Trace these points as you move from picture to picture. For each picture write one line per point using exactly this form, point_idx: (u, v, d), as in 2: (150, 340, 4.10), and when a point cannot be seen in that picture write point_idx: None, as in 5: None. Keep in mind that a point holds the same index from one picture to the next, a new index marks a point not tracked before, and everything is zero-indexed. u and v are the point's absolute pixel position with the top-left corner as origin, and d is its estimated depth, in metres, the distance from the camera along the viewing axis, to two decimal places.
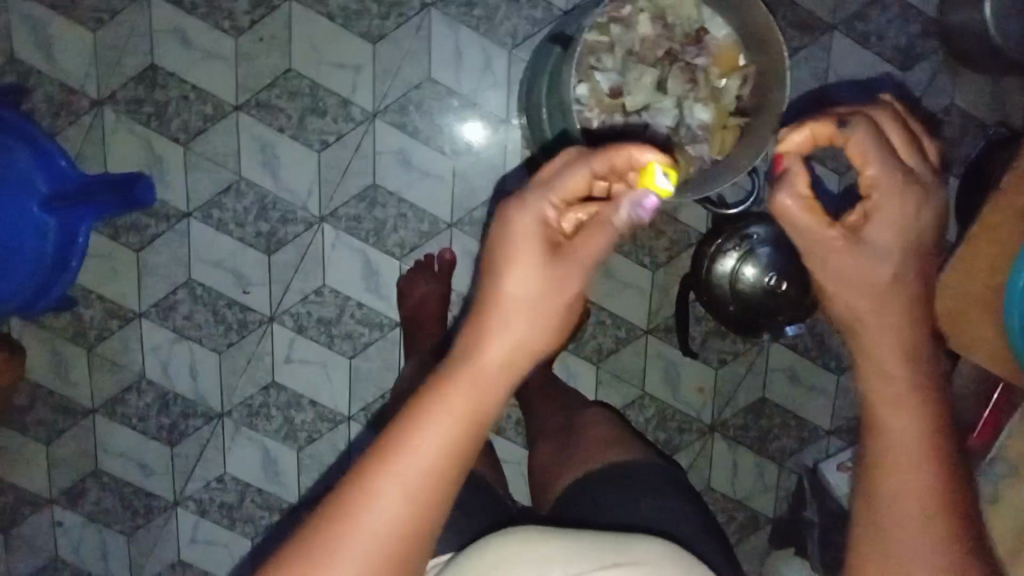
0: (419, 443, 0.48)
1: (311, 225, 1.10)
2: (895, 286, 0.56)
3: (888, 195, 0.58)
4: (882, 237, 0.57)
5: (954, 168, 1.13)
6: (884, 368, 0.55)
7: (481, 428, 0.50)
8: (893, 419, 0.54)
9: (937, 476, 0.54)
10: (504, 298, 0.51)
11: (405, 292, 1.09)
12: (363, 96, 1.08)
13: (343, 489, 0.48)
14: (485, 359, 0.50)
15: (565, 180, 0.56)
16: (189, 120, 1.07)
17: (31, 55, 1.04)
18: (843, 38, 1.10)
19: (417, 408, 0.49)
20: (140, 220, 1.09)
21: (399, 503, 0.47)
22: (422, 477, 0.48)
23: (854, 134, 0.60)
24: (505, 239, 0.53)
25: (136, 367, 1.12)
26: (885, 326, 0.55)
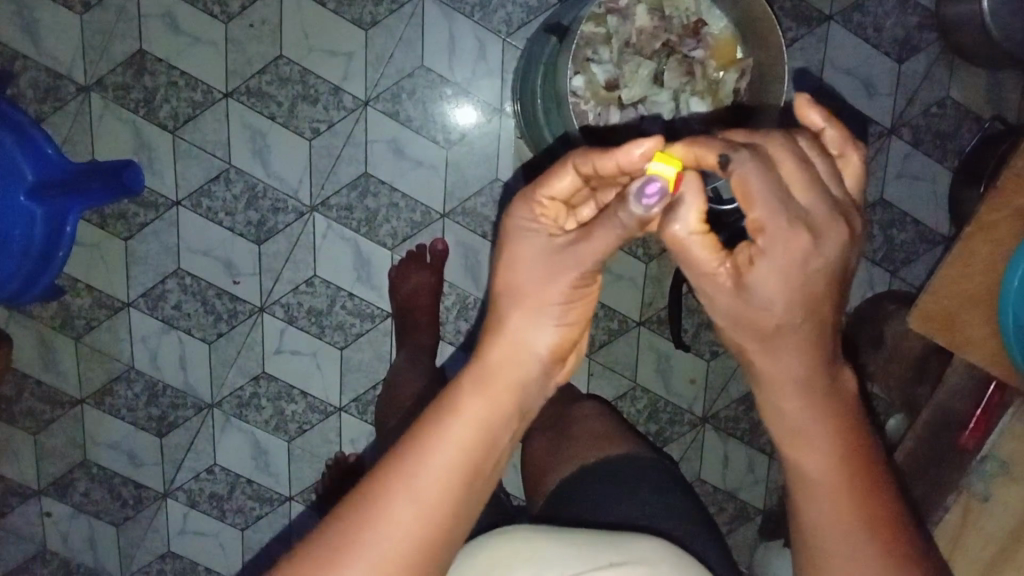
0: (443, 448, 0.46)
1: (302, 214, 1.09)
2: (795, 331, 0.47)
3: (779, 239, 0.45)
4: (766, 285, 0.46)
5: (949, 162, 1.13)
6: (783, 400, 0.50)
7: (499, 439, 0.49)
8: (803, 452, 0.51)
9: (859, 504, 0.51)
10: (530, 304, 0.50)
11: (397, 283, 1.08)
12: (355, 84, 1.07)
13: (360, 501, 0.45)
14: (506, 377, 0.49)
15: (550, 186, 0.52)
16: (178, 107, 1.05)
17: (16, 39, 1.02)
18: (840, 30, 1.09)
19: (432, 428, 0.47)
20: (129, 208, 1.07)
21: (422, 511, 0.45)
22: (439, 495, 0.45)
23: (738, 169, 0.46)
24: (517, 253, 0.51)
25: (125, 357, 1.11)
26: (782, 374, 0.49)
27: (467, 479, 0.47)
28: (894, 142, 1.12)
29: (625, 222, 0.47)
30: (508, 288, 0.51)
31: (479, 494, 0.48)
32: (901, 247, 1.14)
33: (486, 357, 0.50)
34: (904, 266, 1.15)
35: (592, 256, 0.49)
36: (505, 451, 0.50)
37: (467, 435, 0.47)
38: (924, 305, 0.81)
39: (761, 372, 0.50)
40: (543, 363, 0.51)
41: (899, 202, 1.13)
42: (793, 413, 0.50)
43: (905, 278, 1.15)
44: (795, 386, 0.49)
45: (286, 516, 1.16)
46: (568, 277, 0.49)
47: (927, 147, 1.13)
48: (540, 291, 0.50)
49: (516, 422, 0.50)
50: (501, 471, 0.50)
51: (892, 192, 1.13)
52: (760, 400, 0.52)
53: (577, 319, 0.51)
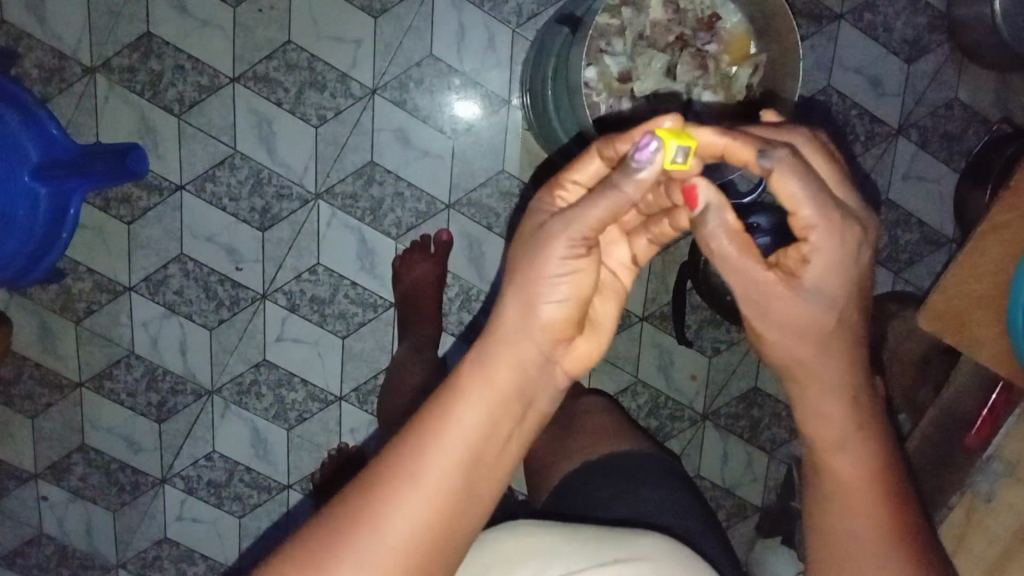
0: (447, 432, 0.46)
1: (306, 202, 1.08)
2: (846, 330, 0.51)
3: (832, 234, 0.48)
4: (824, 280, 0.49)
5: (955, 164, 1.13)
6: (823, 405, 0.53)
7: (506, 424, 0.48)
8: (840, 456, 0.54)
9: (890, 509, 0.54)
10: (531, 283, 0.50)
11: (400, 273, 1.07)
12: (363, 72, 1.06)
13: (364, 488, 0.46)
14: (510, 359, 0.49)
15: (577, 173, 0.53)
16: (184, 91, 1.04)
17: (21, 18, 1.01)
18: (850, 28, 1.09)
19: (434, 414, 0.47)
20: (132, 192, 1.06)
21: (427, 495, 0.45)
22: (445, 480, 0.46)
23: (777, 165, 0.48)
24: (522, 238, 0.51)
25: (125, 341, 1.10)
26: (828, 375, 0.52)
27: (471, 464, 0.47)
28: (901, 142, 1.12)
29: (624, 188, 0.48)
30: (508, 276, 0.51)
31: (488, 480, 0.48)
32: (905, 248, 1.14)
33: (487, 340, 0.50)
34: (907, 267, 1.15)
35: (580, 222, 0.48)
36: (513, 439, 0.49)
37: (471, 419, 0.47)
38: (934, 303, 0.82)
39: (808, 377, 0.52)
40: (544, 344, 0.50)
41: (905, 203, 1.13)
42: (835, 416, 0.53)
43: (908, 279, 1.15)
44: (841, 389, 0.52)
45: (284, 505, 1.16)
46: (559, 248, 0.49)
47: (935, 149, 1.13)
48: (533, 267, 0.49)
49: (522, 406, 0.49)
50: (512, 461, 0.50)
51: (897, 193, 1.13)
52: (800, 406, 0.54)
53: (578, 293, 0.50)
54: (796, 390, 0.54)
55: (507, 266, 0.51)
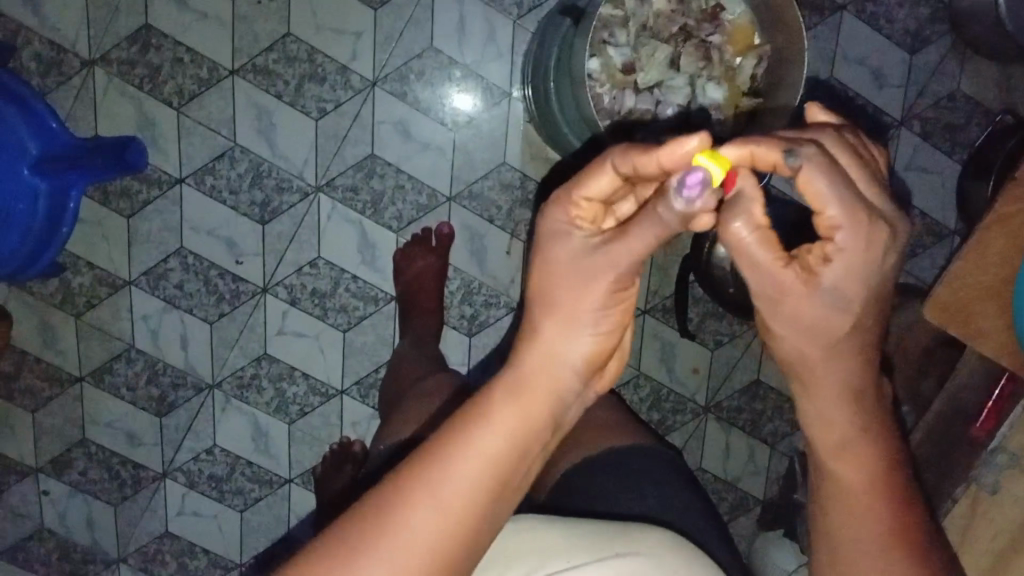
0: (469, 453, 0.46)
1: (307, 194, 1.08)
2: (861, 331, 0.51)
3: (857, 233, 0.48)
4: (840, 280, 0.48)
5: (958, 155, 1.13)
6: (831, 410, 0.54)
7: (531, 447, 0.48)
8: (847, 462, 0.55)
9: (897, 518, 0.54)
10: (568, 309, 0.49)
11: (402, 264, 1.07)
12: (363, 64, 1.05)
13: (384, 500, 0.45)
14: (543, 383, 0.48)
15: (589, 187, 0.49)
16: (183, 84, 1.04)
17: (20, 10, 1.00)
18: (853, 19, 1.09)
19: (460, 431, 0.46)
20: (132, 185, 1.06)
21: (444, 516, 0.45)
22: (466, 501, 0.45)
23: (805, 165, 0.47)
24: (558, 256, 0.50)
25: (125, 336, 1.10)
26: (835, 374, 0.52)
27: (493, 487, 0.46)
28: (903, 134, 1.12)
29: (668, 221, 0.46)
30: (541, 294, 0.50)
31: (507, 500, 0.48)
32: (908, 240, 1.14)
33: (522, 364, 0.49)
34: (910, 259, 1.14)
35: (626, 257, 0.47)
36: (537, 461, 0.49)
37: (497, 442, 0.46)
38: (939, 294, 0.81)
39: (815, 379, 0.53)
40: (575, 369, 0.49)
41: (908, 194, 1.13)
42: (837, 417, 0.54)
43: (911, 270, 1.15)
44: (846, 391, 0.53)
45: (285, 499, 1.15)
46: (604, 283, 0.48)
47: (937, 140, 1.12)
48: (574, 298, 0.49)
49: (549, 432, 0.49)
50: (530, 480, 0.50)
51: (900, 184, 1.12)
52: (807, 409, 0.55)
53: (615, 325, 0.50)
54: (802, 388, 0.54)
55: (541, 284, 0.50)
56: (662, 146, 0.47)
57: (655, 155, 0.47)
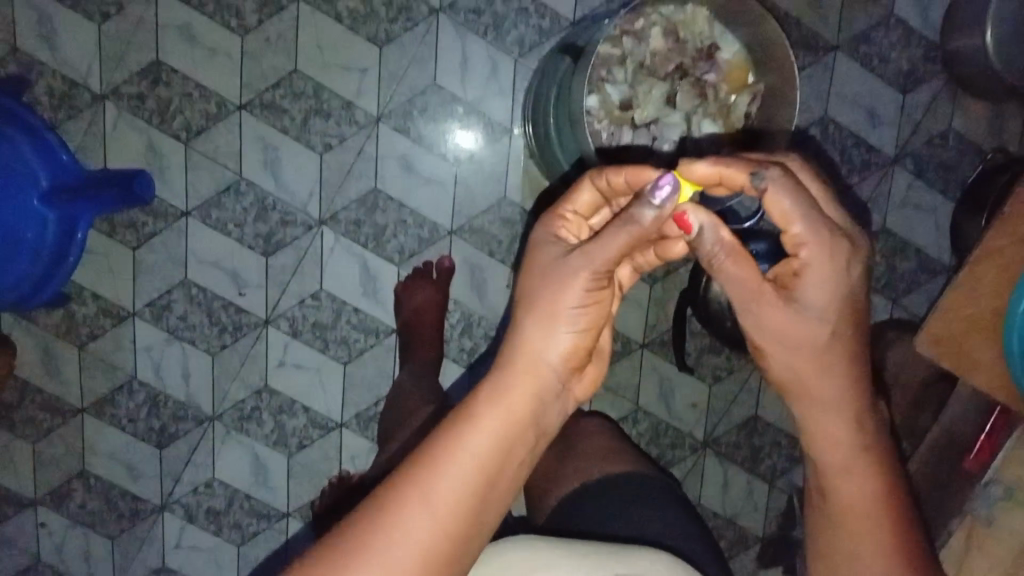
0: (461, 452, 0.49)
1: (311, 227, 1.09)
2: (844, 345, 0.54)
3: (822, 250, 0.52)
4: (817, 295, 0.53)
5: (951, 193, 1.15)
6: (824, 425, 0.57)
7: (518, 445, 0.52)
8: (846, 476, 0.57)
9: (892, 529, 0.58)
10: (548, 312, 0.54)
11: (403, 295, 1.08)
12: (368, 100, 1.08)
13: (381, 502, 0.48)
14: (526, 382, 0.53)
15: (571, 201, 0.61)
16: (191, 118, 1.06)
17: (34, 46, 1.03)
18: (846, 59, 1.11)
19: (452, 432, 0.50)
20: (138, 217, 1.07)
21: (437, 513, 0.48)
22: (458, 497, 0.49)
23: (770, 186, 0.52)
24: (541, 267, 0.55)
25: (128, 367, 1.10)
26: (823, 387, 0.55)
27: (485, 485, 0.50)
28: (897, 172, 1.14)
29: (641, 220, 0.53)
30: (526, 301, 0.54)
31: (499, 498, 0.51)
32: (903, 276, 1.15)
33: (507, 364, 0.54)
34: (905, 294, 1.16)
35: (599, 254, 0.53)
36: (525, 459, 0.53)
37: (486, 440, 0.50)
38: (931, 328, 0.83)
39: (808, 395, 0.56)
40: (556, 368, 0.54)
41: (902, 231, 1.15)
42: (833, 432, 0.56)
43: (906, 306, 1.16)
44: (838, 406, 0.56)
45: (283, 533, 1.15)
46: (581, 281, 0.53)
47: (930, 178, 1.14)
48: (554, 299, 0.53)
49: (535, 430, 0.53)
50: (522, 481, 0.53)
51: (894, 221, 1.14)
52: (803, 426, 0.58)
53: (592, 324, 0.54)
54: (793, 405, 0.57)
55: (525, 293, 0.55)
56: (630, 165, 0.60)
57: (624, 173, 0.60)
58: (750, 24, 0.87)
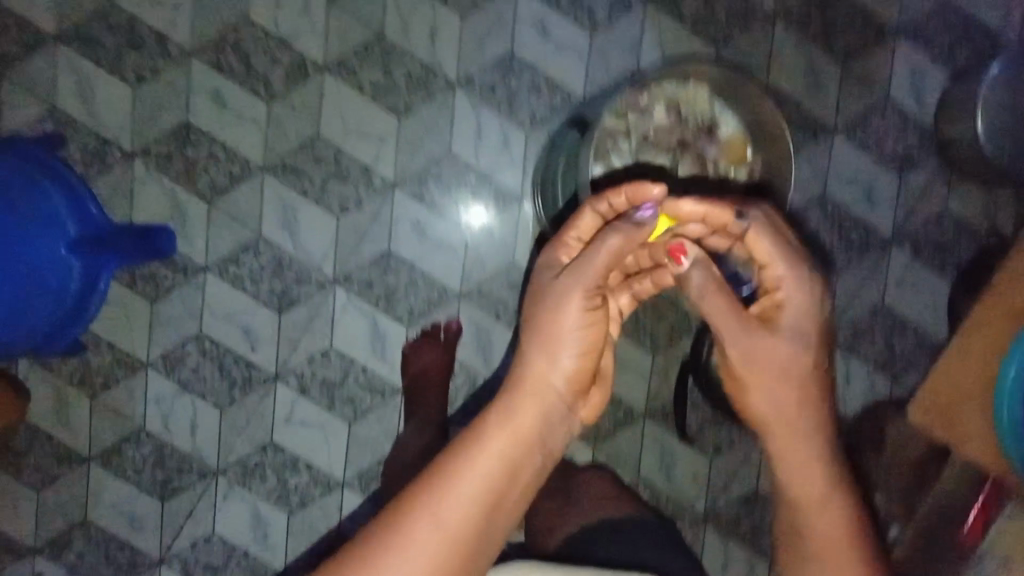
0: (475, 461, 0.64)
1: (324, 286, 1.13)
2: (814, 379, 0.72)
3: (796, 286, 0.71)
4: (796, 322, 0.71)
5: (948, 273, 1.17)
6: (801, 455, 0.73)
7: (522, 456, 0.66)
8: (824, 507, 0.74)
9: (860, 551, 0.73)
10: (550, 342, 0.68)
11: (410, 355, 1.12)
12: (385, 167, 1.13)
13: (408, 500, 0.62)
14: (530, 406, 0.67)
15: (575, 226, 0.72)
16: (215, 178, 1.11)
17: (72, 107, 1.09)
18: (843, 143, 1.16)
19: (469, 446, 0.65)
20: (158, 270, 1.11)
21: (454, 506, 0.62)
22: (472, 495, 0.63)
23: (753, 226, 0.72)
24: (546, 296, 0.69)
25: (137, 417, 1.12)
26: (789, 397, 0.72)
27: (495, 486, 0.64)
28: (894, 252, 1.17)
29: (629, 228, 0.67)
30: (534, 331, 0.68)
31: (509, 497, 0.65)
32: (901, 354, 1.17)
33: (516, 389, 0.68)
34: (904, 372, 1.17)
35: (590, 270, 0.67)
36: (530, 468, 0.67)
37: (494, 452, 0.65)
38: (924, 397, 0.85)
39: (789, 428, 0.73)
40: (557, 391, 0.68)
41: (900, 310, 1.17)
42: (795, 435, 0.73)
43: (905, 384, 1.17)
44: (811, 437, 0.73)
45: None
46: (580, 300, 0.67)
47: (926, 258, 1.17)
48: (555, 324, 0.67)
49: (541, 443, 0.67)
50: (531, 486, 0.67)
51: (891, 300, 1.17)
52: (780, 458, 0.75)
53: (589, 348, 0.68)
54: (763, 412, 0.73)
55: (532, 324, 0.69)
56: (627, 184, 0.69)
57: (619, 195, 0.70)
58: (748, 104, 0.95)
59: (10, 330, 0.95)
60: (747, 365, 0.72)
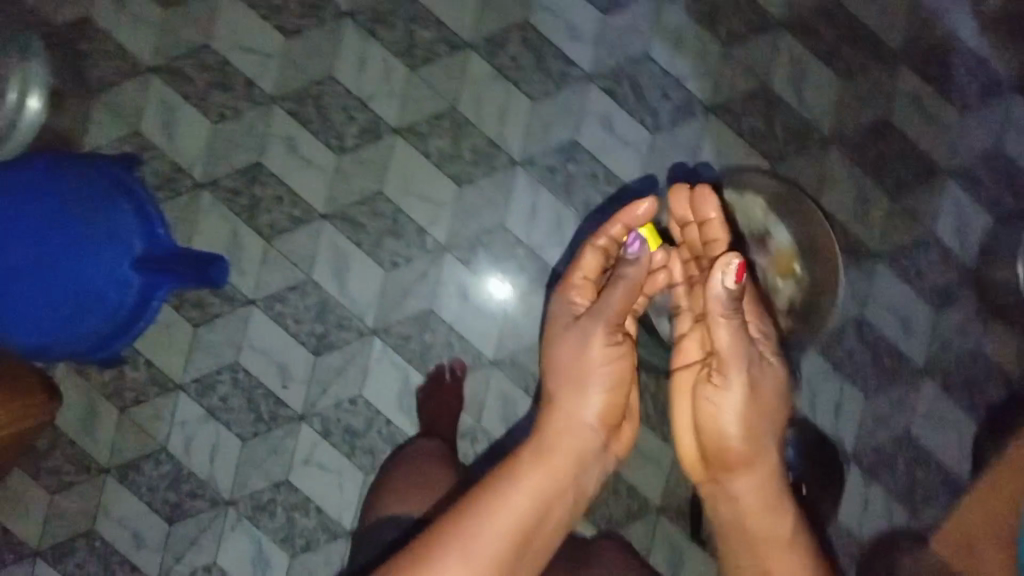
0: (525, 479, 0.79)
1: (363, 335, 1.16)
2: (785, 409, 0.87)
3: (759, 319, 0.89)
4: (774, 362, 0.87)
5: (976, 413, 1.18)
6: (767, 485, 0.86)
7: (562, 482, 0.81)
8: (783, 549, 0.84)
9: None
10: (586, 381, 0.84)
11: (424, 400, 1.14)
12: (439, 230, 1.16)
13: (471, 503, 0.75)
14: (567, 441, 0.83)
15: (582, 267, 0.91)
16: (275, 218, 1.15)
17: (154, 133, 1.15)
18: (885, 270, 1.18)
19: (520, 468, 0.80)
20: (208, 297, 1.15)
21: (510, 510, 0.75)
22: (523, 505, 0.77)
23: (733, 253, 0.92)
24: (573, 338, 0.86)
25: (160, 437, 1.14)
26: (762, 421, 0.85)
27: (543, 504, 0.79)
28: (925, 384, 1.18)
29: (630, 272, 0.84)
30: (563, 372, 0.86)
31: (552, 514, 0.79)
32: (921, 486, 1.17)
33: (554, 428, 0.84)
34: (922, 506, 1.17)
35: (609, 302, 0.84)
36: (568, 498, 0.82)
37: (539, 472, 0.80)
38: None
39: (761, 456, 0.85)
40: (585, 429, 0.84)
41: (924, 442, 1.17)
42: (760, 461, 0.86)
43: (923, 518, 1.17)
44: (773, 469, 0.87)
45: None
46: (602, 332, 0.84)
47: (956, 395, 1.18)
48: (576, 356, 0.85)
49: (577, 475, 0.83)
50: (565, 511, 0.82)
51: (916, 431, 1.17)
52: (749, 491, 0.86)
53: (610, 385, 0.85)
54: (736, 436, 0.85)
55: (561, 369, 0.86)
56: (624, 214, 0.88)
57: (615, 226, 0.89)
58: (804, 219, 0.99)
59: (53, 330, 1.00)
60: (742, 391, 0.84)
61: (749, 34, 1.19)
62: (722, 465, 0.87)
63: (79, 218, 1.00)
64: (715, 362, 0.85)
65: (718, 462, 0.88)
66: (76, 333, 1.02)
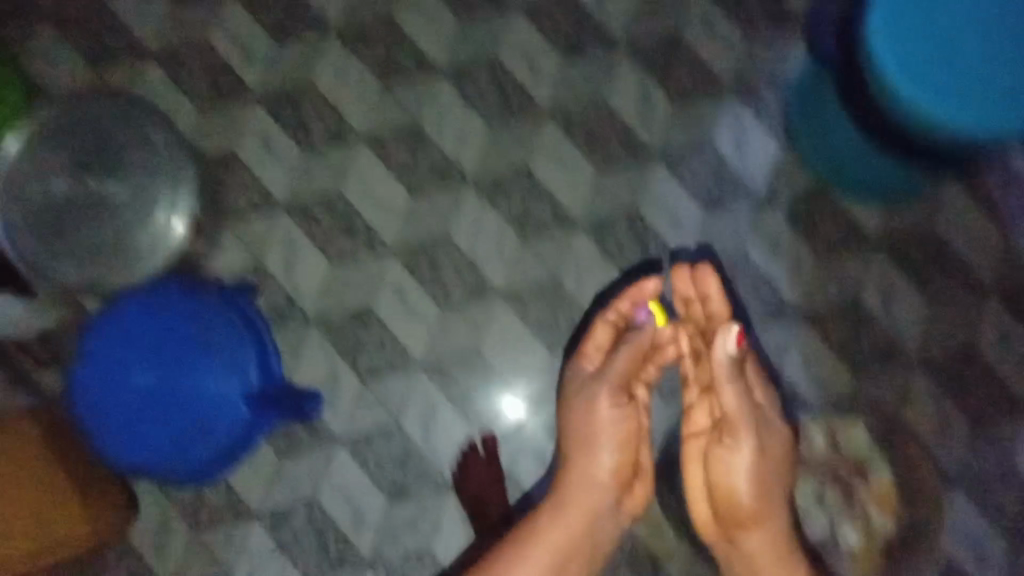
0: (553, 525, 1.04)
1: (440, 489, 1.17)
2: (780, 456, 1.05)
3: (751, 380, 1.07)
4: (771, 422, 1.06)
5: None
6: (766, 525, 1.04)
7: (580, 523, 1.05)
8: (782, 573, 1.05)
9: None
10: (597, 444, 1.07)
11: (461, 483, 1.16)
12: (527, 395, 1.19)
13: (514, 545, 1.04)
14: (583, 489, 1.06)
15: (592, 338, 1.12)
16: (375, 363, 1.19)
17: (274, 266, 1.20)
18: (960, 496, 1.20)
19: (547, 517, 1.05)
20: (297, 430, 1.18)
21: (542, 550, 1.03)
22: (552, 546, 1.03)
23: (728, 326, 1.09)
24: (590, 406, 1.08)
25: (227, 564, 1.15)
26: (768, 482, 1.04)
27: (567, 547, 1.04)
28: None
29: (638, 342, 1.09)
30: (580, 433, 1.08)
31: (576, 552, 1.05)
32: None
33: (572, 478, 1.07)
34: None
35: (619, 366, 1.08)
36: (585, 536, 1.05)
37: (564, 520, 1.04)
38: None
39: (763, 504, 1.04)
40: (598, 477, 1.06)
41: None
42: (764, 517, 1.04)
43: None
44: (775, 512, 1.05)
45: None
46: (612, 397, 1.07)
47: None
48: (591, 420, 1.07)
49: (594, 515, 1.06)
50: (583, 548, 1.05)
51: None
52: (750, 533, 1.05)
53: (619, 441, 1.07)
54: (746, 492, 1.03)
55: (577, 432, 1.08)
56: (633, 292, 1.11)
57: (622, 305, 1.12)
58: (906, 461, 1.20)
59: (164, 454, 1.04)
60: (749, 453, 1.03)
61: (843, 250, 1.23)
62: (734, 523, 1.06)
63: (201, 344, 1.05)
64: (726, 426, 1.04)
65: (732, 522, 1.06)
66: (182, 459, 1.04)
